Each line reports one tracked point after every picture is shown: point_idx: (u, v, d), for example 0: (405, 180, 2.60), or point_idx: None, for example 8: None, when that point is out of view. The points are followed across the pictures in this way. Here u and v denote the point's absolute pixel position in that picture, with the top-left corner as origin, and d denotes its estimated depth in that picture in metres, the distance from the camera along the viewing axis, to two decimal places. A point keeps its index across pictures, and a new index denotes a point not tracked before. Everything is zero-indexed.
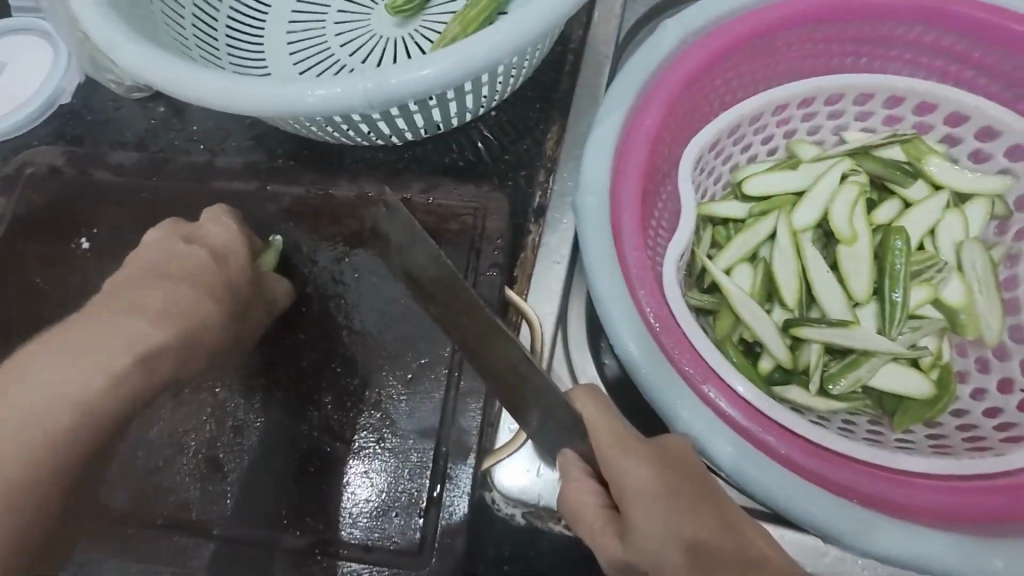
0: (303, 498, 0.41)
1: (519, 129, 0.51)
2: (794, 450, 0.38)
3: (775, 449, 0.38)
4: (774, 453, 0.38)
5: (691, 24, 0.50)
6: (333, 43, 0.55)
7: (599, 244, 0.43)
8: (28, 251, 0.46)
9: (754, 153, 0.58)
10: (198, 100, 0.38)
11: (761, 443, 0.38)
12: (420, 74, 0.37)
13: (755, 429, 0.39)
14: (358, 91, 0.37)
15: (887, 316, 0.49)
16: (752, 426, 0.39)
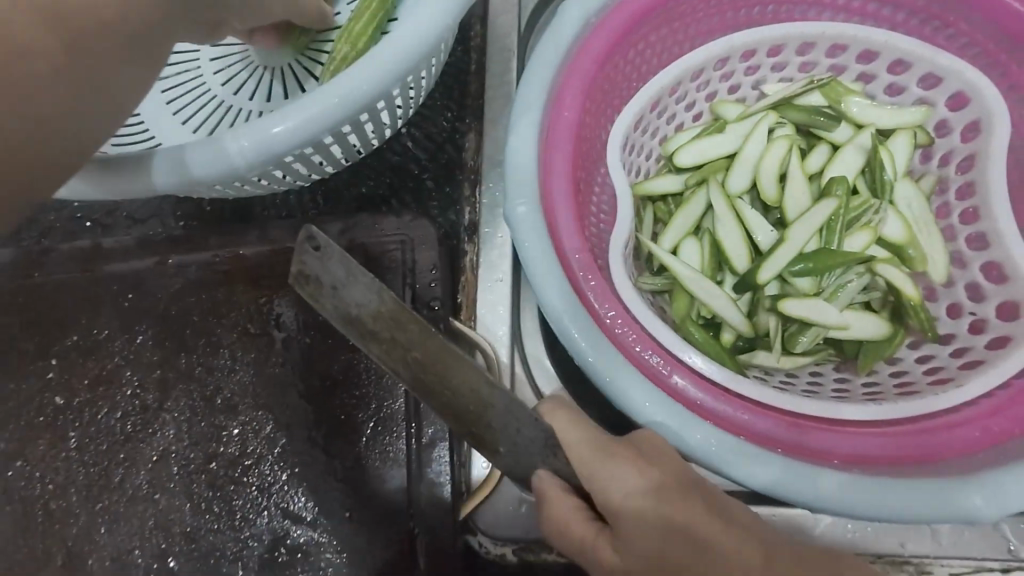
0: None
1: (435, 142, 0.48)
2: (763, 424, 0.38)
3: (744, 429, 0.38)
4: (745, 435, 0.38)
5: (590, 2, 0.48)
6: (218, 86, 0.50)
7: (539, 251, 0.40)
8: None
9: (680, 122, 0.57)
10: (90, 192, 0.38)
11: (731, 427, 0.38)
12: (302, 125, 0.36)
13: (725, 414, 0.38)
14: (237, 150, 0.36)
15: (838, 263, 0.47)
16: (720, 411, 0.38)
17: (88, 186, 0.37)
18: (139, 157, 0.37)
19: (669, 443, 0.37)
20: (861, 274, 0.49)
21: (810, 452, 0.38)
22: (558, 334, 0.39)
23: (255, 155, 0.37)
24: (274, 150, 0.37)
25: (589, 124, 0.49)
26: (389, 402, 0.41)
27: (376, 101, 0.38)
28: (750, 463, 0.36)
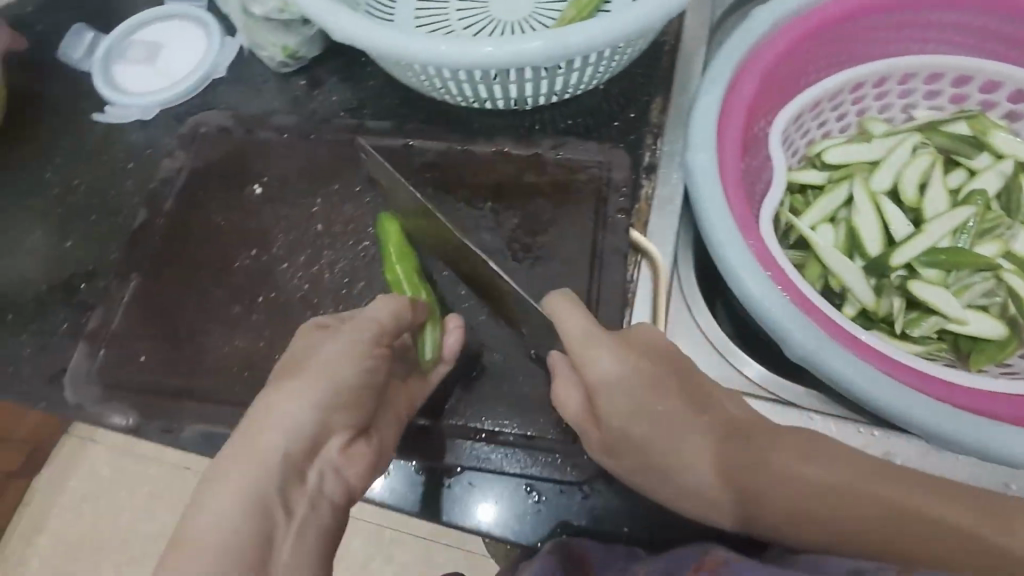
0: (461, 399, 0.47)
1: (627, 98, 0.58)
2: (890, 364, 0.45)
3: (884, 363, 0.45)
4: (883, 366, 0.45)
5: (780, 9, 0.57)
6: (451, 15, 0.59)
7: (712, 194, 0.50)
8: (208, 196, 0.53)
9: (828, 130, 0.65)
10: (350, 41, 0.45)
11: (871, 358, 0.45)
12: (546, 48, 0.43)
13: (866, 348, 0.45)
14: (497, 52, 0.43)
15: (965, 262, 0.53)
16: (862, 346, 0.45)
17: (354, 40, 0.45)
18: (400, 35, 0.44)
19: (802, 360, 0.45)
20: (987, 280, 0.54)
21: (940, 394, 0.44)
22: (717, 260, 0.49)
23: (495, 59, 0.44)
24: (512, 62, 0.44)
25: (759, 107, 0.57)
26: (572, 284, 0.48)
27: (608, 46, 0.45)
28: (880, 386, 0.43)
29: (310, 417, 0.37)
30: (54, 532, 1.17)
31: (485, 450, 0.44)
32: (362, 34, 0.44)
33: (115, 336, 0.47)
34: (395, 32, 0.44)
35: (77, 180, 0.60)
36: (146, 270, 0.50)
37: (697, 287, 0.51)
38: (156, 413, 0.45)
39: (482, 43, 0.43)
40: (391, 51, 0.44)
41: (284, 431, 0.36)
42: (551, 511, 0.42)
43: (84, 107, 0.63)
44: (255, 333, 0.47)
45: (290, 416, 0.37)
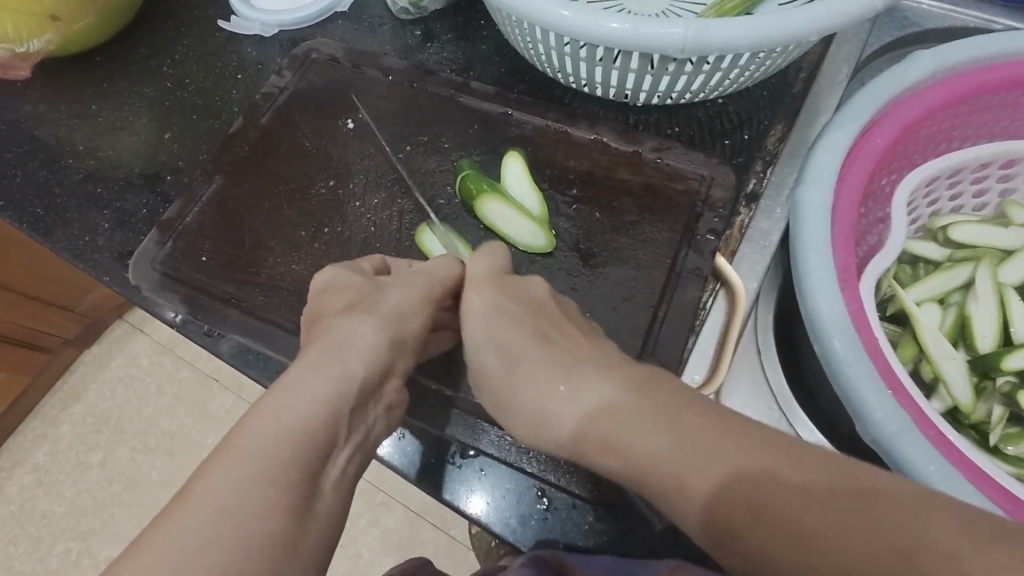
0: None
1: (744, 118, 0.53)
2: (978, 475, 0.40)
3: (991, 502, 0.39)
4: (953, 459, 0.40)
5: (945, 58, 0.51)
6: None
7: (818, 238, 0.45)
8: (302, 119, 0.53)
9: (959, 204, 0.58)
10: None
11: (943, 448, 0.40)
12: (674, 34, 0.41)
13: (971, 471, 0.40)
14: (623, 28, 0.41)
15: None
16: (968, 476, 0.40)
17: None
18: None
19: (875, 440, 0.41)
20: None
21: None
22: (803, 309, 0.44)
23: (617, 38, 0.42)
24: (635, 44, 0.42)
25: (892, 157, 0.51)
26: (639, 294, 0.45)
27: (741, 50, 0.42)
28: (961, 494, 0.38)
29: (343, 389, 0.34)
30: (91, 403, 1.25)
31: (506, 444, 0.41)
32: None
33: (186, 231, 0.48)
34: None
35: (189, 79, 0.62)
36: (229, 175, 0.51)
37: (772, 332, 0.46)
38: (203, 313, 0.45)
39: (611, 17, 0.41)
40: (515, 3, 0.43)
41: (277, 428, 0.31)
42: (558, 523, 0.40)
43: (213, 13, 0.65)
44: (312, 261, 0.47)
45: (327, 384, 0.33)
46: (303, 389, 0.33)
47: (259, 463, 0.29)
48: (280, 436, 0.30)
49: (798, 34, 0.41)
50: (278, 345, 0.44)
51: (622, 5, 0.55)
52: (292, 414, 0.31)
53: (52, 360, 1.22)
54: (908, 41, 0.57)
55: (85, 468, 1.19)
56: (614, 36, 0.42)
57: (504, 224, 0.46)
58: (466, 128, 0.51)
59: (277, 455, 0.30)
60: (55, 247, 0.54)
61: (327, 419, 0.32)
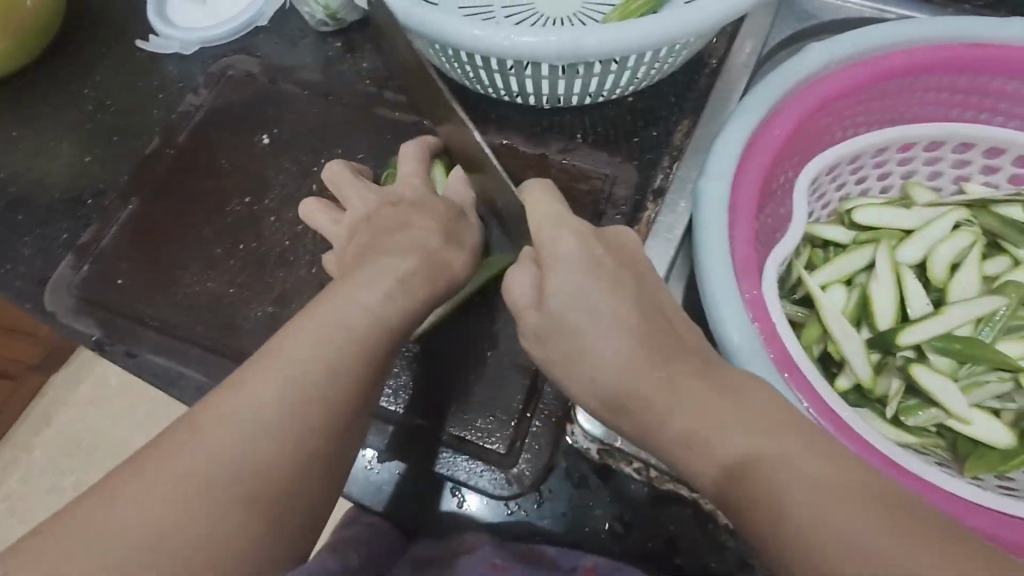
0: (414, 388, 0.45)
1: (651, 116, 0.55)
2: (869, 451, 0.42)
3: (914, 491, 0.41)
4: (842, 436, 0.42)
5: (838, 49, 0.53)
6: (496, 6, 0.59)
7: (716, 230, 0.47)
8: (219, 137, 0.54)
9: (866, 187, 0.60)
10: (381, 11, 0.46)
11: (832, 424, 0.42)
12: (565, 43, 0.43)
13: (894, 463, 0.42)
14: (515, 41, 0.43)
15: (979, 352, 0.48)
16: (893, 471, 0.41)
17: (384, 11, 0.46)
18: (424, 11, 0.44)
19: None
20: (1000, 381, 0.49)
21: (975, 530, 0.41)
22: (704, 300, 0.46)
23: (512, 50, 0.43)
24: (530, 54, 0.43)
25: (793, 147, 0.53)
26: None
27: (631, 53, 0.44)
28: None
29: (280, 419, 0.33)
30: (61, 426, 1.24)
31: (420, 448, 0.44)
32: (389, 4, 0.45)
33: (101, 254, 0.49)
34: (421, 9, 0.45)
35: (110, 101, 0.62)
36: (145, 196, 0.51)
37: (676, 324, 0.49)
38: (122, 335, 0.46)
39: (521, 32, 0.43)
40: (426, 26, 0.44)
41: (210, 449, 0.32)
42: (470, 515, 0.42)
43: (133, 33, 0.66)
44: (228, 278, 0.47)
45: (267, 407, 0.33)
46: (245, 410, 0.33)
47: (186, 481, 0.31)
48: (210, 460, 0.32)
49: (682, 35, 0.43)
50: (198, 363, 0.45)
51: (532, 12, 0.57)
52: (229, 438, 0.32)
53: (17, 387, 1.21)
54: (808, 34, 0.59)
55: (56, 493, 1.19)
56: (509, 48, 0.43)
57: None
58: (380, 139, 0.52)
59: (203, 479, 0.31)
60: None
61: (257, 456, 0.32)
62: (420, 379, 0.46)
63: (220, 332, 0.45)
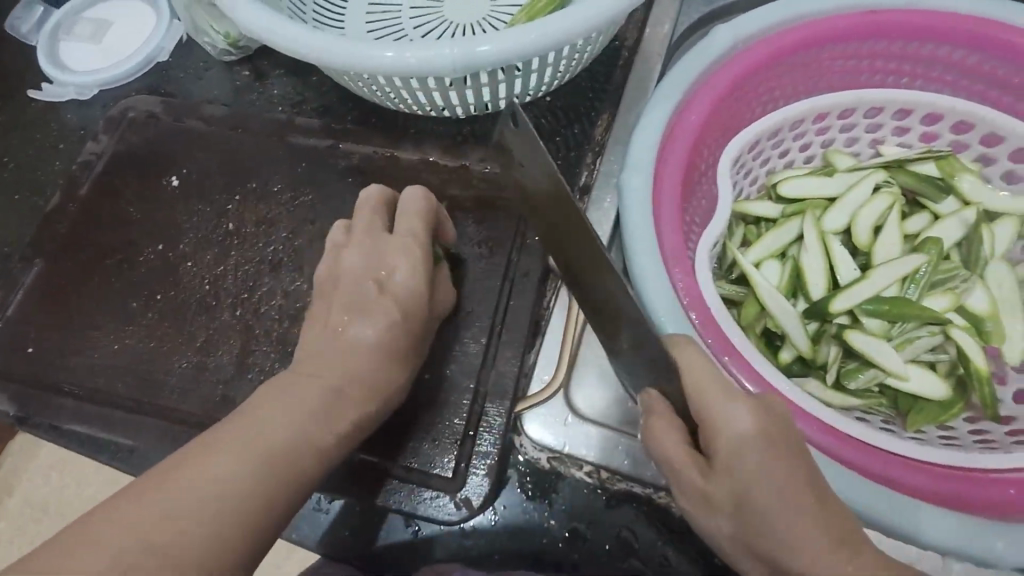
0: None
1: (573, 112, 0.56)
2: (814, 428, 0.41)
3: (879, 475, 0.39)
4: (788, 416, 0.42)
5: (743, 29, 0.54)
6: (405, 20, 0.58)
7: (641, 224, 0.47)
8: (125, 184, 0.51)
9: (791, 159, 0.61)
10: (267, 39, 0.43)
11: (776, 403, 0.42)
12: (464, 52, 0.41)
13: (855, 447, 0.40)
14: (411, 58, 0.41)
15: (906, 311, 0.49)
16: (853, 458, 0.40)
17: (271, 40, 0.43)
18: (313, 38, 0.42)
19: None
20: (931, 335, 0.50)
21: (949, 500, 0.39)
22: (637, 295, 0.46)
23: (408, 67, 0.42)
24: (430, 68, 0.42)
25: (712, 130, 0.54)
26: (477, 308, 0.46)
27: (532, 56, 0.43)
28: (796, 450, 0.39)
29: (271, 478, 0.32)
30: None
31: (365, 484, 0.42)
32: (274, 32, 0.43)
33: (7, 324, 0.46)
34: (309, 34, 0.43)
35: (8, 157, 0.58)
36: (50, 256, 0.49)
37: None
38: (39, 409, 0.43)
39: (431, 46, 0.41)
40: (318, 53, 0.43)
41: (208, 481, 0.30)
42: (427, 541, 0.42)
43: (27, 83, 0.62)
44: (146, 332, 0.45)
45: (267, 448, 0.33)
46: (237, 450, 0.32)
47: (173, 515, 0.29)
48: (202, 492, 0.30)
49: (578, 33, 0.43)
50: (125, 428, 0.43)
51: (448, 22, 0.58)
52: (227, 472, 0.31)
53: None
54: (717, 15, 0.59)
55: None
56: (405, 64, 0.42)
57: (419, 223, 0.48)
58: (295, 167, 0.51)
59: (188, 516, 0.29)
60: None
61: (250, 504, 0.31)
62: None
63: (146, 391, 0.43)
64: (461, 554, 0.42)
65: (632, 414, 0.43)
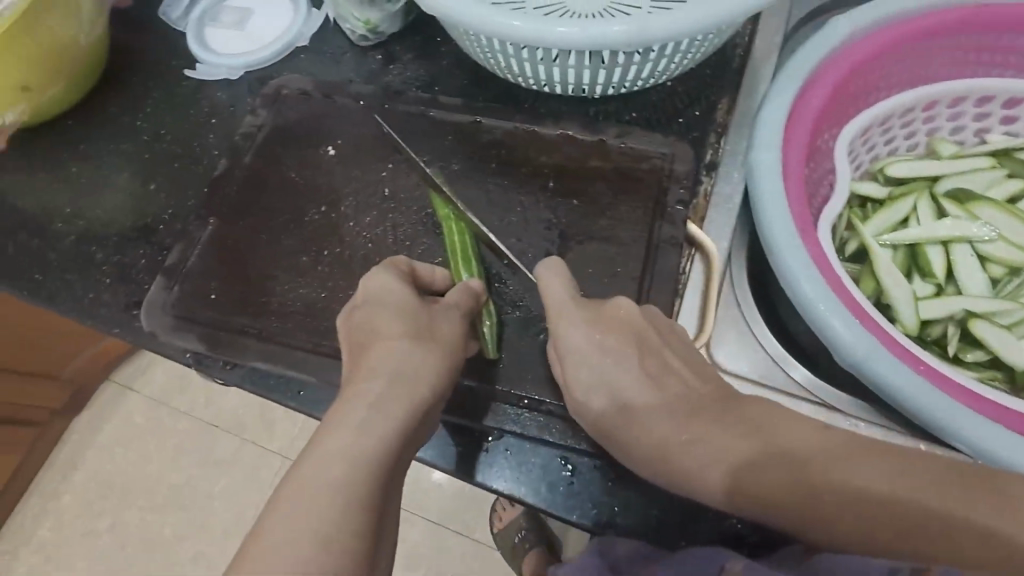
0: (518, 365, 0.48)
1: (694, 96, 0.58)
2: (934, 373, 0.45)
3: (990, 412, 0.44)
4: (919, 369, 0.46)
5: (861, 21, 0.57)
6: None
7: (775, 197, 0.50)
8: (285, 153, 0.56)
9: (895, 148, 0.64)
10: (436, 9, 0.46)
11: (909, 361, 0.46)
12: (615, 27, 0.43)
13: (967, 393, 0.45)
14: (570, 32, 0.44)
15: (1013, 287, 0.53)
16: (963, 394, 0.45)
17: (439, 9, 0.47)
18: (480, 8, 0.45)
19: (843, 360, 0.46)
20: None
21: None
22: (771, 259, 0.49)
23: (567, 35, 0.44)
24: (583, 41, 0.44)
25: (829, 116, 0.57)
26: (623, 267, 0.49)
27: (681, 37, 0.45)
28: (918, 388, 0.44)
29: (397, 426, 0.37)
30: (91, 470, 1.23)
31: (525, 424, 0.46)
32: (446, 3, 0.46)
33: (190, 274, 0.51)
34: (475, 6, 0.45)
35: (165, 131, 0.63)
36: (224, 215, 0.53)
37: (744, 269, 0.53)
38: (223, 347, 0.48)
39: (558, 23, 0.44)
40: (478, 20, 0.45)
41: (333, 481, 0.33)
42: (582, 485, 0.44)
43: (177, 63, 0.67)
44: (319, 283, 0.50)
45: (389, 420, 0.36)
46: (371, 418, 0.36)
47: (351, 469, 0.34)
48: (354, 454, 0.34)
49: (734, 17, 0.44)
50: (302, 366, 0.47)
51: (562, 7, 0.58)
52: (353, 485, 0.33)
53: (43, 431, 1.20)
54: (825, 10, 0.63)
55: (94, 536, 1.18)
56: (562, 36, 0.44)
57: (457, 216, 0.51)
58: (441, 139, 0.55)
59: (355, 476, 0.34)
60: (62, 309, 0.55)
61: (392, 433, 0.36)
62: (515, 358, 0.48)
63: (317, 336, 0.48)
64: (610, 523, 0.43)
65: (767, 369, 0.49)
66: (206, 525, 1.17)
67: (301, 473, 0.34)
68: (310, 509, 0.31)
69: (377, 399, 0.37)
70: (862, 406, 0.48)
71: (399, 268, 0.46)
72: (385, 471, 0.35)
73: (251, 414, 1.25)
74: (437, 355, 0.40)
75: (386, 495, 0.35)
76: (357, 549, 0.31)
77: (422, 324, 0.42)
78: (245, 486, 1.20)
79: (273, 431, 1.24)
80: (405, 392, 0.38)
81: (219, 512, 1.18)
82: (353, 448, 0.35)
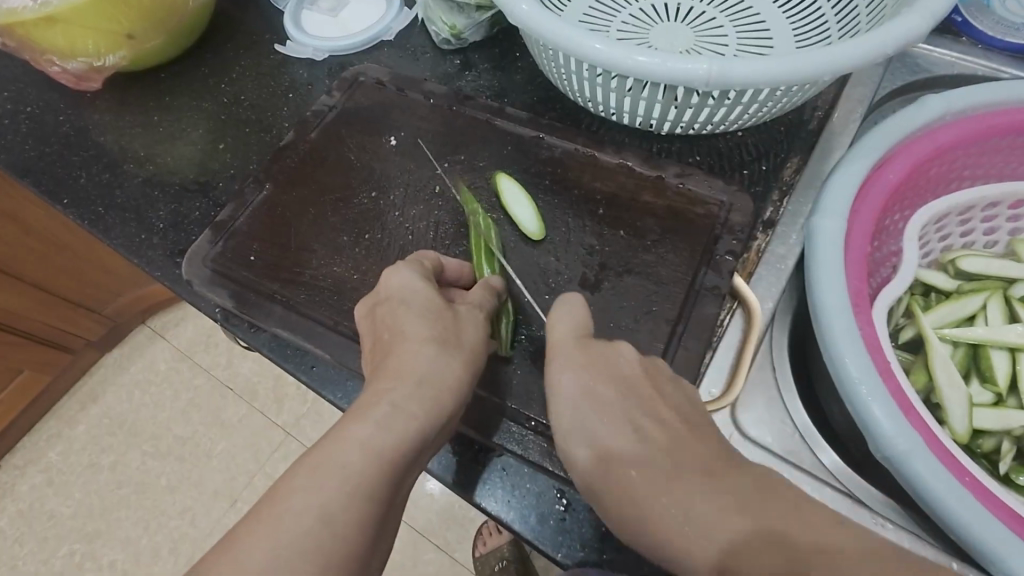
0: (531, 385, 0.45)
1: (763, 150, 0.56)
2: (978, 487, 0.42)
3: None
4: (963, 480, 0.42)
5: (955, 102, 0.54)
6: (612, 24, 0.59)
7: (831, 265, 0.47)
8: (349, 135, 0.58)
9: (970, 241, 0.60)
10: (519, 21, 0.47)
11: (953, 470, 0.42)
12: (695, 65, 0.42)
13: (1013, 519, 0.41)
14: (651, 62, 0.43)
15: None
16: (1003, 512, 0.41)
17: (523, 19, 0.47)
18: (564, 23, 0.45)
19: (875, 450, 0.43)
20: None
21: None
22: (817, 330, 0.47)
23: (646, 68, 0.43)
24: (661, 76, 0.44)
25: (903, 194, 0.54)
26: (659, 306, 0.47)
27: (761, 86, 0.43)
28: (958, 500, 0.41)
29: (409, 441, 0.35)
30: (108, 406, 1.27)
31: (527, 446, 0.44)
32: (530, 16, 0.46)
33: (236, 232, 0.53)
34: (560, 21, 0.45)
35: (244, 97, 0.66)
36: (279, 183, 0.55)
37: (785, 338, 0.50)
38: (249, 308, 0.49)
39: (639, 51, 0.43)
40: (559, 37, 0.45)
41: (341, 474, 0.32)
42: (574, 524, 0.42)
43: (270, 38, 0.70)
44: (352, 264, 0.50)
45: (405, 425, 0.36)
46: (390, 424, 0.36)
47: (350, 474, 0.33)
48: (365, 455, 0.34)
49: (821, 74, 0.42)
50: (318, 341, 0.47)
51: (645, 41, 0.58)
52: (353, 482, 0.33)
53: (73, 360, 1.25)
54: (919, 86, 0.61)
55: (95, 470, 1.21)
56: (640, 68, 0.44)
57: (511, 199, 0.51)
58: (501, 149, 0.56)
59: (356, 479, 0.33)
60: (113, 242, 0.58)
61: (408, 444, 0.36)
62: (530, 377, 0.46)
63: (339, 315, 0.48)
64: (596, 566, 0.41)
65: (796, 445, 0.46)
66: (200, 483, 1.19)
67: (311, 461, 0.33)
68: (318, 492, 0.32)
69: (401, 398, 0.37)
70: (890, 508, 0.45)
71: (425, 265, 0.45)
72: (398, 470, 0.35)
73: (265, 384, 1.27)
74: (453, 367, 0.40)
75: (396, 492, 0.35)
76: (355, 540, 0.31)
77: (450, 333, 0.41)
78: (244, 453, 1.21)
79: (281, 405, 1.25)
80: (427, 399, 0.37)
81: (213, 473, 1.19)
82: (373, 441, 0.34)
